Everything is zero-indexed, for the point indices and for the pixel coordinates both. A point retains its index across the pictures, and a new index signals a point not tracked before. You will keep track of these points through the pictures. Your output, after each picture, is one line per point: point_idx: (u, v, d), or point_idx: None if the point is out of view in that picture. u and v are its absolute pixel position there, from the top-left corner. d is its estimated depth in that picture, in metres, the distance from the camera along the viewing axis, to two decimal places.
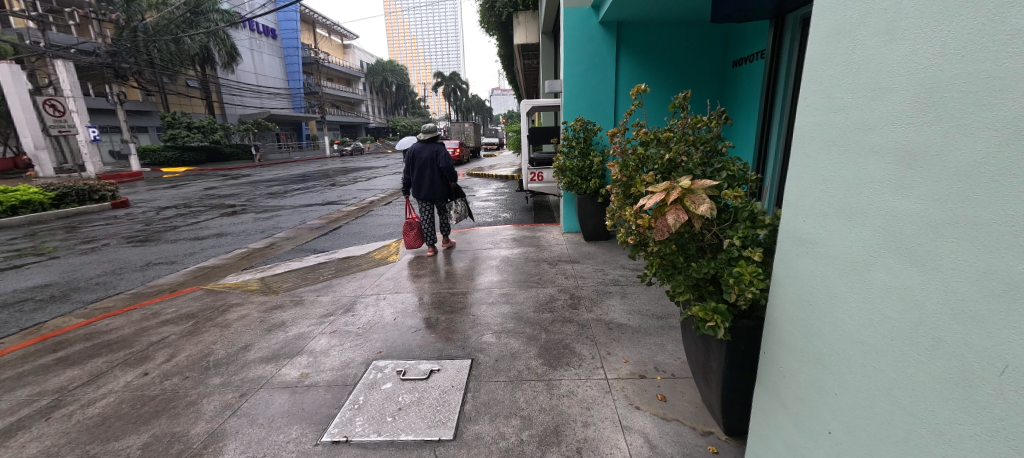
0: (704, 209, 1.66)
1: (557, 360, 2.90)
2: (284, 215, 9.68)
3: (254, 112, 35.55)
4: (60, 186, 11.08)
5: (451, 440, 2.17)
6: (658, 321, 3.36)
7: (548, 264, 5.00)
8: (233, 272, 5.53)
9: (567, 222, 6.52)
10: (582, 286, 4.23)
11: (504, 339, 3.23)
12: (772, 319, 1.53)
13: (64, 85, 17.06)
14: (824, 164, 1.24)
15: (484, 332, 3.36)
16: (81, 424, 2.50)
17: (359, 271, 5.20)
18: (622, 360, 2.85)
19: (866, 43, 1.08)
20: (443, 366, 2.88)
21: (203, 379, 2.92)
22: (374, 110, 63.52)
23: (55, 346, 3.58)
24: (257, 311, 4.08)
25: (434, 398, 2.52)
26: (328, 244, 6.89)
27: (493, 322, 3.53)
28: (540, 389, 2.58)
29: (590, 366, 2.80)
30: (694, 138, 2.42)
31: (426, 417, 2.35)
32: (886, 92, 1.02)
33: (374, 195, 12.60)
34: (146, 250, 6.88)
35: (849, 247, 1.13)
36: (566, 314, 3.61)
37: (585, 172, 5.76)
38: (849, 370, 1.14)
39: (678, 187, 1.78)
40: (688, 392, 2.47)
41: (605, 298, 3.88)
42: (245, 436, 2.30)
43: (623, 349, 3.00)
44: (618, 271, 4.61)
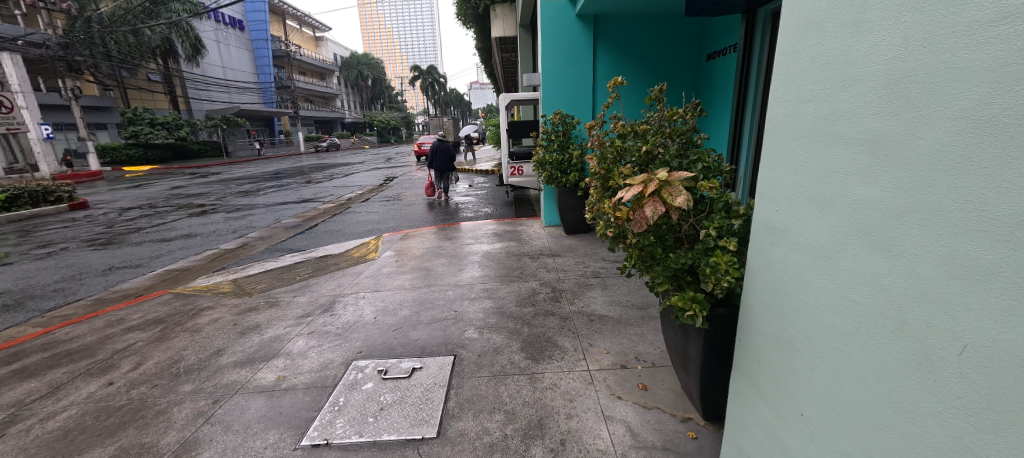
0: (681, 201, 1.68)
1: (541, 353, 2.93)
2: (257, 215, 9.38)
3: (222, 107, 34.17)
4: (12, 188, 10.41)
5: (434, 438, 2.16)
6: (638, 312, 3.43)
7: (530, 258, 5.02)
8: (205, 274, 5.35)
9: (548, 216, 6.55)
10: (564, 279, 4.28)
11: (487, 334, 3.23)
12: (746, 305, 1.57)
13: (12, 80, 16.09)
14: (796, 155, 1.28)
15: (466, 328, 3.35)
16: (40, 439, 2.38)
17: (337, 269, 5.11)
18: (604, 352, 2.89)
19: (833, 34, 1.12)
20: (425, 364, 2.86)
21: (174, 386, 2.82)
22: (350, 104, 62.12)
23: (10, 358, 3.39)
24: (230, 314, 3.96)
25: (417, 394, 2.53)
26: (304, 243, 6.74)
27: (475, 318, 3.53)
28: (523, 383, 2.59)
29: (573, 358, 2.84)
30: (670, 131, 2.46)
31: (409, 415, 2.33)
32: (854, 84, 1.06)
33: (352, 192, 12.37)
34: (108, 254, 6.55)
35: (820, 235, 1.17)
36: (548, 307, 3.64)
37: (565, 166, 5.82)
38: (819, 356, 1.19)
39: (656, 179, 1.81)
40: (668, 380, 2.53)
41: (586, 291, 3.93)
42: (219, 443, 2.24)
43: (605, 340, 3.05)
44: (598, 264, 4.67)
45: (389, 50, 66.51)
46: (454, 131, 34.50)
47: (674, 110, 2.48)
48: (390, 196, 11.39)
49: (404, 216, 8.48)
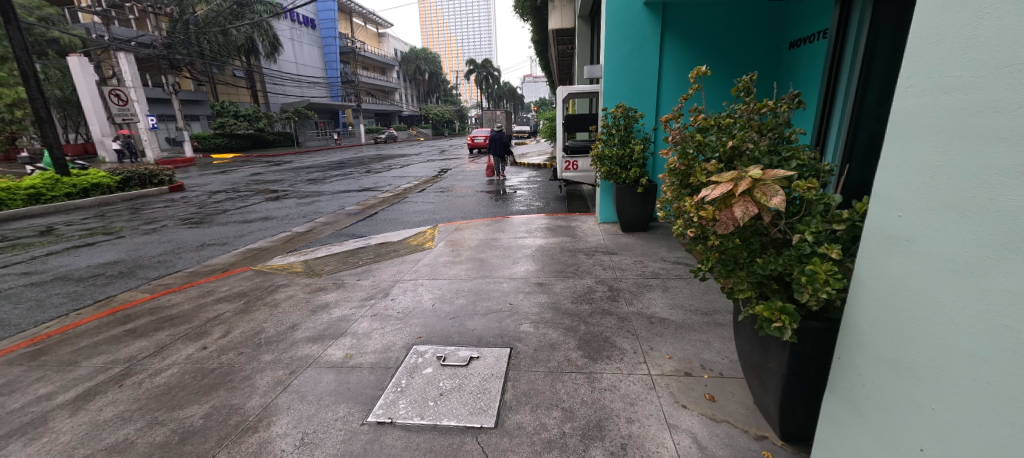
0: (777, 201, 1.57)
1: (598, 352, 2.89)
2: (324, 201, 10.08)
3: (294, 100, 36.86)
4: (125, 171, 11.98)
5: (493, 428, 2.21)
6: (702, 317, 3.27)
7: (585, 254, 4.96)
8: (280, 254, 5.84)
9: (604, 212, 6.42)
10: (621, 278, 4.17)
11: (543, 329, 3.24)
12: (850, 320, 1.43)
13: (126, 77, 18.42)
14: (930, 152, 1.14)
15: (522, 322, 3.38)
16: (150, 392, 2.74)
17: (397, 256, 5.37)
18: (666, 356, 2.80)
19: (1000, 11, 0.97)
20: (482, 354, 2.94)
21: (256, 355, 3.12)
22: (409, 98, 64.56)
23: (125, 318, 3.92)
24: (302, 292, 4.31)
25: (475, 383, 2.60)
26: (365, 229, 7.13)
27: (531, 311, 3.55)
28: (580, 382, 2.57)
29: (632, 361, 2.77)
30: (760, 125, 2.30)
31: (468, 404, 2.41)
32: (1022, 68, 0.91)
33: (409, 182, 12.89)
34: (200, 232, 7.36)
35: (962, 248, 1.04)
36: (605, 306, 3.58)
37: (625, 161, 5.65)
38: (953, 385, 1.06)
39: (748, 177, 1.71)
40: (738, 393, 2.39)
41: (645, 291, 3.81)
42: (295, 412, 2.44)
43: (667, 344, 2.94)
44: (658, 264, 4.51)
45: (447, 45, 68.12)
46: (507, 124, 34.71)
47: (764, 102, 2.30)
48: (444, 187, 11.73)
49: (457, 208, 8.71)
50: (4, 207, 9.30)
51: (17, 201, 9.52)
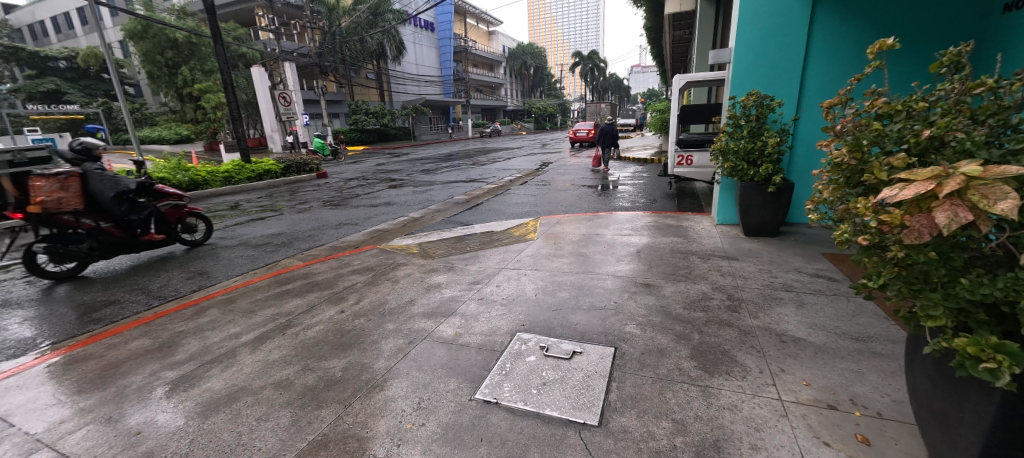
0: (1005, 208, 1.25)
1: (714, 366, 2.66)
2: (436, 190, 10.97)
3: (414, 98, 40.60)
4: (286, 160, 14.58)
5: (596, 426, 2.18)
6: (851, 343, 2.77)
7: (698, 258, 4.58)
8: (401, 236, 6.54)
9: (723, 213, 5.85)
10: (742, 287, 3.77)
11: (650, 333, 3.10)
12: None
13: (291, 82, 22.28)
14: None
15: (627, 322, 3.28)
16: (303, 342, 3.31)
17: (501, 245, 5.61)
18: (802, 382, 2.44)
19: None
20: (585, 350, 2.92)
21: (382, 323, 3.55)
22: (514, 93, 66.38)
23: (286, 280, 4.80)
24: (418, 272, 4.78)
25: (578, 378, 2.60)
26: (472, 218, 7.60)
27: (636, 312, 3.42)
28: (693, 395, 2.39)
29: (757, 381, 2.48)
30: (974, 110, 1.79)
31: (571, 397, 2.42)
32: None
33: (511, 175, 13.32)
34: (339, 213, 8.61)
35: None
36: (723, 316, 3.27)
37: (755, 156, 5.05)
38: None
39: (961, 176, 1.43)
40: (906, 441, 1.94)
41: (773, 305, 3.38)
42: (413, 378, 2.73)
43: (802, 368, 2.57)
44: (791, 275, 3.95)
45: (554, 39, 68.21)
46: (612, 116, 33.54)
47: (981, 80, 1.79)
48: (545, 180, 11.87)
49: (558, 201, 8.74)
50: (209, 186, 12.05)
51: (217, 182, 12.25)
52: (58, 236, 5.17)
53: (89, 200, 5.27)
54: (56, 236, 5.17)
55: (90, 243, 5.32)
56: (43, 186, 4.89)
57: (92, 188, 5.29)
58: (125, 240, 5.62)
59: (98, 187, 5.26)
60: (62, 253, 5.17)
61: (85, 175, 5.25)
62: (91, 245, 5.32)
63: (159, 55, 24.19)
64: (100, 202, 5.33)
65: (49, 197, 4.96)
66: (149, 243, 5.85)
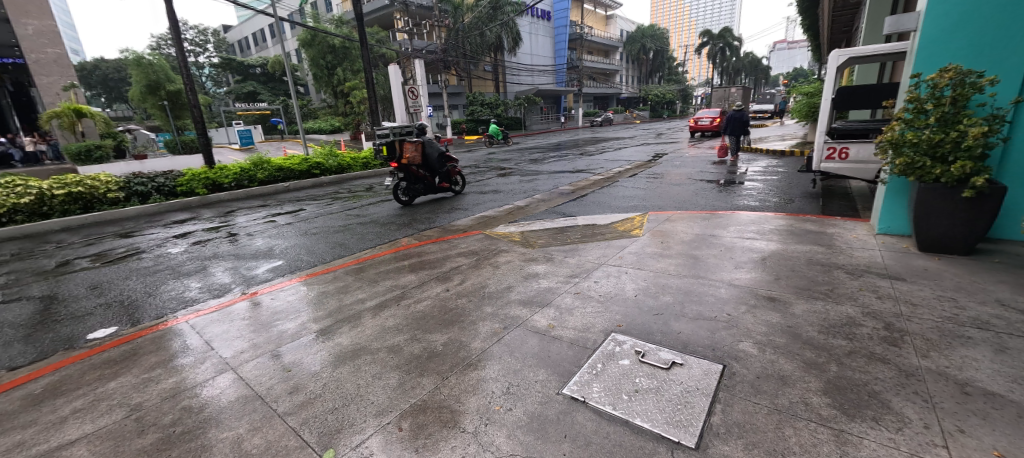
0: None
1: (855, 408, 2.21)
2: (542, 180, 11.11)
3: (527, 88, 41.37)
4: None
5: (692, 449, 2.01)
6: None
7: (844, 274, 3.84)
8: (505, 223, 6.80)
9: (887, 220, 4.81)
10: (905, 317, 3.06)
11: (768, 354, 2.72)
12: None
13: (419, 77, 24.52)
14: None
15: (741, 339, 2.93)
16: (413, 314, 3.70)
17: (603, 240, 5.46)
18: (989, 451, 1.86)
19: None
20: (687, 362, 2.71)
21: (480, 306, 3.77)
22: (630, 80, 63.11)
23: (403, 256, 5.39)
24: (518, 259, 4.94)
25: (675, 392, 2.42)
26: (575, 209, 7.53)
27: (754, 329, 3.03)
28: (822, 437, 2.03)
29: (917, 436, 1.98)
30: None
31: (665, 412, 2.26)
32: None
33: (620, 166, 12.80)
34: (452, 198, 9.31)
35: None
36: (871, 348, 2.71)
37: (945, 149, 4.01)
38: None
39: None
40: None
41: (951, 345, 2.68)
42: (504, 363, 2.84)
43: (990, 432, 1.97)
44: (983, 309, 3.07)
45: (679, 18, 62.66)
46: (744, 102, 29.69)
47: None
48: (657, 173, 11.14)
49: (670, 196, 8.14)
50: (351, 169, 14.05)
51: (356, 167, 14.20)
52: (407, 180, 8.69)
53: (424, 159, 8.75)
54: (406, 179, 8.70)
55: (421, 185, 8.89)
56: (409, 149, 8.41)
57: (427, 151, 8.81)
58: (433, 185, 9.08)
59: (429, 151, 8.69)
60: (410, 189, 8.72)
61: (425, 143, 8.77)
62: (421, 186, 8.85)
63: (321, 59, 28.83)
64: (429, 161, 8.81)
65: (408, 155, 8.46)
66: (445, 188, 9.23)
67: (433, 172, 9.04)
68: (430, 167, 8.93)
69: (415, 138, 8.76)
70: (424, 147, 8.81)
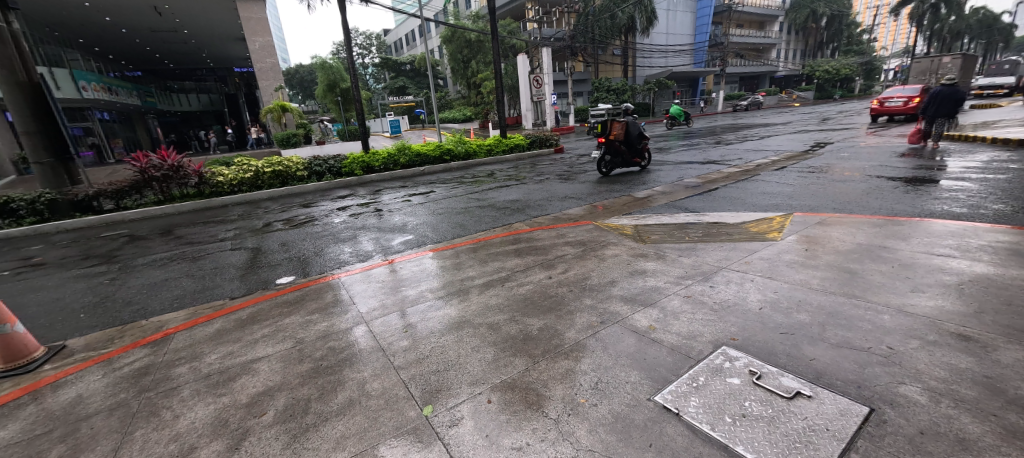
0: None
1: None
2: (666, 171, 10.32)
3: (659, 71, 38.47)
4: (533, 136, 16.57)
5: None
6: None
7: None
8: (617, 215, 6.54)
9: None
10: None
11: (943, 404, 2.10)
12: None
13: (545, 65, 24.76)
14: None
15: (903, 380, 2.31)
16: (515, 296, 3.84)
17: (728, 241, 4.86)
18: None
19: None
20: (817, 394, 2.25)
21: (581, 296, 3.73)
22: (790, 56, 53.66)
23: (513, 240, 5.62)
24: (626, 254, 4.72)
25: (795, 426, 2.04)
26: (700, 205, 6.83)
27: (926, 372, 2.36)
28: None
29: None
30: None
31: (777, 446, 1.93)
32: None
33: (764, 157, 11.12)
34: (566, 187, 9.29)
35: None
36: None
37: None
38: None
39: None
40: None
41: None
42: (596, 358, 2.77)
43: None
44: None
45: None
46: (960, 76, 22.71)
47: None
48: (813, 166, 9.36)
49: (827, 195, 6.80)
50: (477, 156, 15.04)
51: (482, 153, 15.12)
52: (609, 153, 10.01)
53: (626, 136, 9.97)
54: (608, 154, 10.03)
55: (621, 159, 10.15)
56: (616, 127, 9.73)
57: (630, 130, 10.03)
58: (629, 160, 10.28)
59: (632, 129, 9.92)
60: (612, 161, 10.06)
61: (630, 123, 10.01)
62: (621, 160, 10.12)
63: (458, 53, 31.23)
64: (631, 138, 10.02)
65: (616, 132, 9.81)
66: (637, 164, 10.33)
67: (632, 148, 10.22)
68: (629, 143, 10.11)
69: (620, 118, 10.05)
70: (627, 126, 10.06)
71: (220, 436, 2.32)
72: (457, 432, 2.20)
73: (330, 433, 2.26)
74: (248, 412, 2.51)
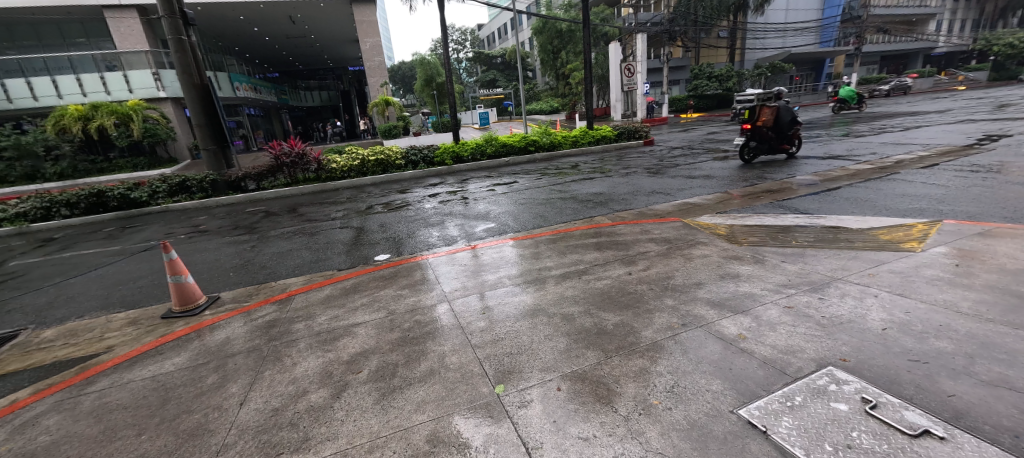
0: None
1: None
2: (773, 166, 9.20)
3: (772, 54, 34.18)
4: (622, 127, 15.91)
5: None
6: None
7: None
8: (711, 213, 6.03)
9: None
10: None
11: None
12: None
13: (639, 52, 23.51)
14: None
15: None
16: (591, 290, 3.77)
17: (846, 249, 4.19)
18: None
19: None
20: (953, 436, 1.85)
21: (662, 296, 3.52)
22: (953, 28, 43.80)
23: (593, 233, 5.49)
24: (718, 255, 4.34)
25: None
26: (814, 206, 5.98)
27: None
28: None
29: None
30: None
31: None
32: None
33: (906, 153, 9.31)
34: (654, 181, 8.79)
35: None
36: None
37: None
38: None
39: None
40: None
41: None
42: (674, 361, 2.61)
43: None
44: None
45: None
46: None
47: None
48: (976, 164, 7.61)
49: (994, 200, 5.48)
50: (561, 147, 14.92)
51: (567, 144, 14.96)
52: (755, 140, 9.67)
53: (776, 122, 9.61)
54: (754, 140, 9.71)
55: (767, 146, 9.75)
56: (766, 112, 9.43)
57: (781, 115, 9.59)
58: (778, 147, 9.81)
59: (784, 115, 9.48)
60: (757, 148, 9.74)
61: (781, 108, 9.57)
62: (767, 147, 9.72)
63: (548, 44, 31.10)
64: (781, 124, 9.58)
65: (765, 118, 9.48)
66: (786, 151, 9.83)
67: (782, 134, 9.74)
68: (778, 130, 9.71)
69: (770, 104, 9.70)
70: (778, 111, 9.62)
71: (325, 384, 2.68)
72: (526, 413, 2.25)
73: (413, 397, 2.47)
74: (347, 368, 2.85)
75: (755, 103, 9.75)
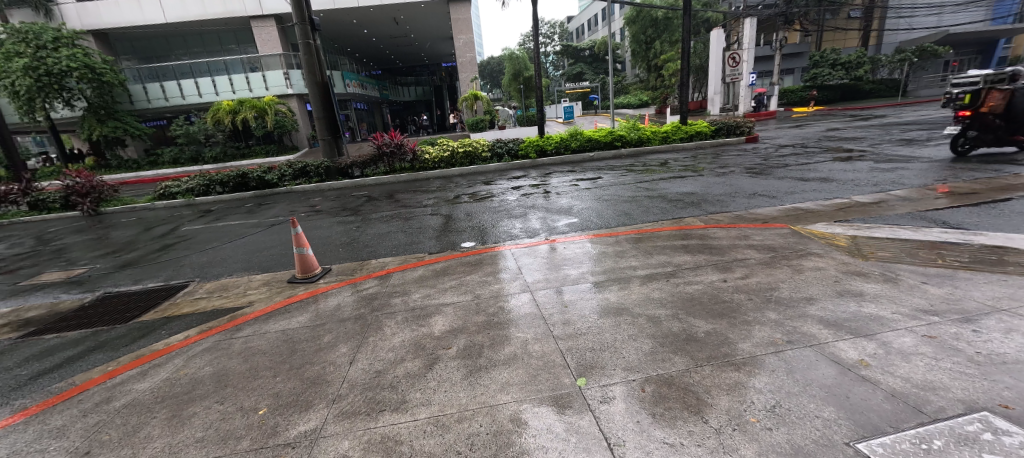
0: None
1: None
2: (913, 170, 7.75)
3: (921, 35, 28.59)
4: (721, 122, 14.61)
5: None
6: None
7: None
8: (827, 221, 5.29)
9: None
10: None
11: None
12: None
13: (746, 39, 21.30)
14: None
15: None
16: (679, 294, 3.55)
17: (1017, 274, 3.39)
18: None
19: None
20: None
21: (763, 308, 3.19)
22: None
23: (683, 235, 5.16)
24: (835, 269, 3.80)
25: None
26: (970, 219, 4.93)
27: None
28: None
29: None
30: None
31: None
32: None
33: None
34: (757, 182, 7.95)
35: None
36: None
37: None
38: None
39: None
40: None
41: None
42: (775, 380, 2.36)
43: None
44: None
45: None
46: None
47: None
48: None
49: None
50: (649, 143, 14.18)
51: (656, 140, 14.17)
52: (976, 128, 8.58)
53: (1007, 108, 8.33)
54: (974, 129, 8.63)
55: (992, 136, 8.56)
56: (995, 97, 8.24)
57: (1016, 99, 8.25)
58: (1006, 136, 8.55)
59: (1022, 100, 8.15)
60: (977, 138, 8.62)
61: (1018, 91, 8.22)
62: (992, 137, 8.54)
63: (642, 34, 29.62)
64: (1015, 111, 8.28)
65: (993, 103, 8.29)
66: (1016, 141, 8.57)
67: (1014, 122, 8.43)
68: (1010, 117, 8.44)
69: (1001, 86, 8.39)
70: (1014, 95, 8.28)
71: (419, 355, 2.91)
72: (608, 408, 2.21)
73: (498, 377, 2.58)
74: (437, 343, 3.06)
75: (979, 86, 8.54)
